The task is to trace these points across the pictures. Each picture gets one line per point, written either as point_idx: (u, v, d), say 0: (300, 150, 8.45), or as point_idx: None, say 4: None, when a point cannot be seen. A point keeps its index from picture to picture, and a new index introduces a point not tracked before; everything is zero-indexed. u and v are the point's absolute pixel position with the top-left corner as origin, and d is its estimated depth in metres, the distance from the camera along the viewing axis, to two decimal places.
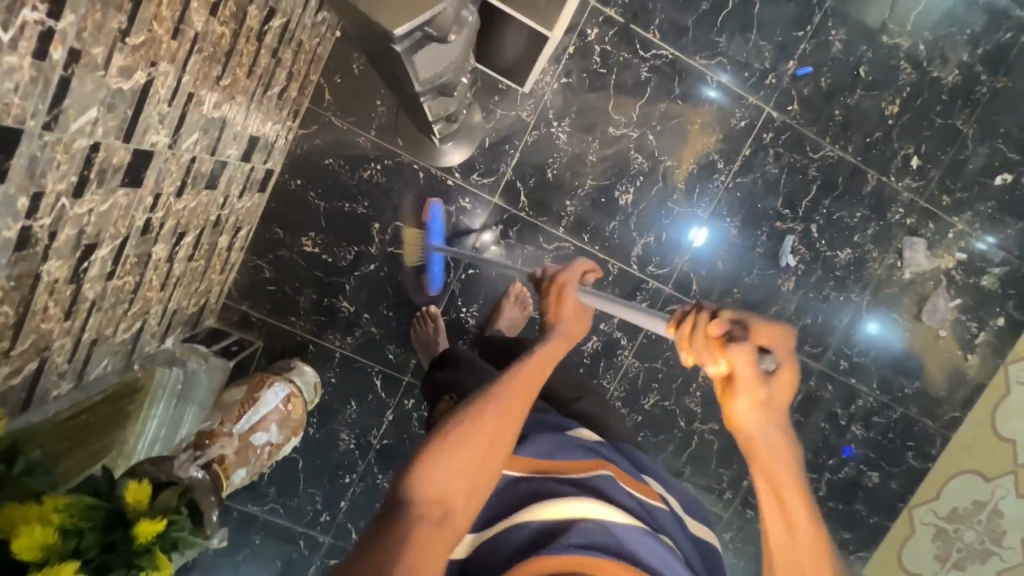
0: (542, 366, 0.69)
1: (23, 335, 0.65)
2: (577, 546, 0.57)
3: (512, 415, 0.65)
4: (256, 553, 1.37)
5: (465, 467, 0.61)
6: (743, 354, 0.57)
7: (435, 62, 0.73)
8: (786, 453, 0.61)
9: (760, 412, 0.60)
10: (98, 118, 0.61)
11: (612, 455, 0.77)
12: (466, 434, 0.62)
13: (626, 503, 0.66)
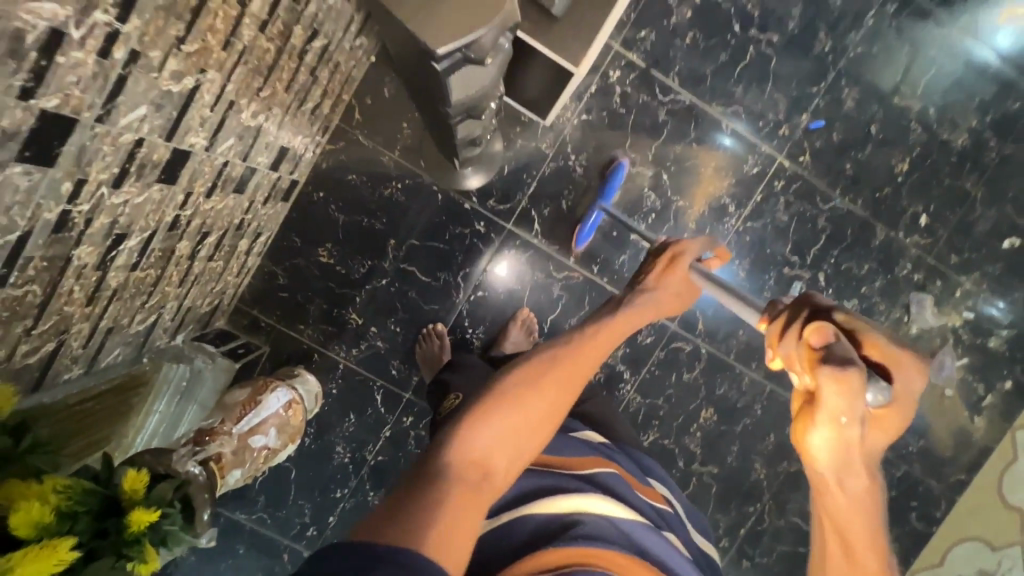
0: (618, 331, 0.71)
1: (46, 315, 0.67)
2: (583, 538, 0.57)
3: (579, 371, 0.66)
4: (237, 564, 1.34)
5: (524, 412, 0.61)
6: (835, 376, 0.54)
7: (472, 85, 0.75)
8: (868, 500, 0.59)
9: (851, 456, 0.57)
10: (146, 116, 0.65)
11: (619, 459, 0.80)
12: (529, 381, 0.63)
13: (632, 500, 0.69)
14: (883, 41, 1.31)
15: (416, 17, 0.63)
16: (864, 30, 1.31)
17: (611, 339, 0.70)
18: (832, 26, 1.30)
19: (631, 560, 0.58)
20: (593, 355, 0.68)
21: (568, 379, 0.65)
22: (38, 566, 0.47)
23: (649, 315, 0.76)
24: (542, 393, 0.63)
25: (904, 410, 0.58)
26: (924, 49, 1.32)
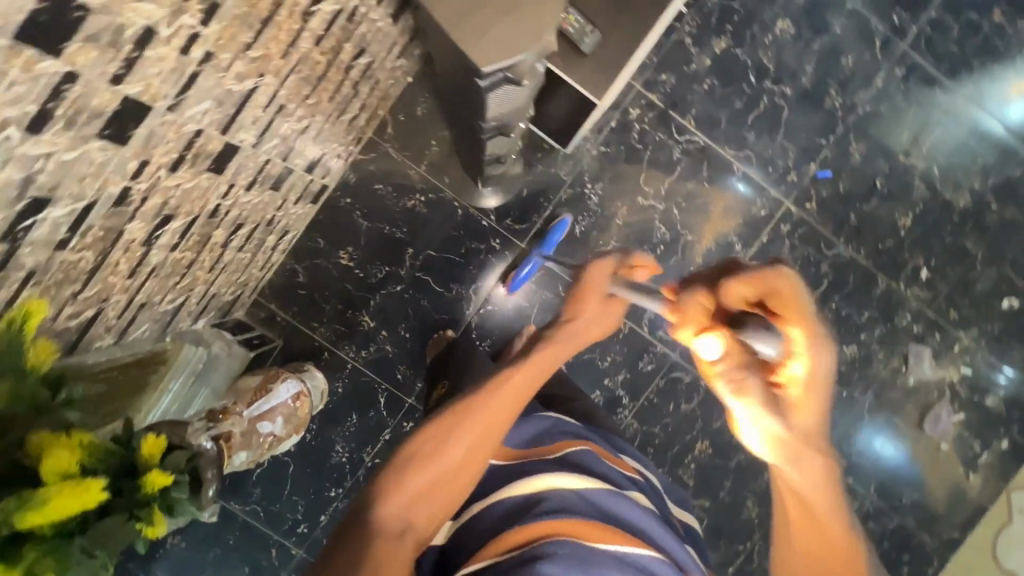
0: (534, 373, 0.71)
1: (93, 282, 0.73)
2: (552, 513, 0.63)
3: (500, 419, 0.68)
4: (226, 554, 1.36)
5: (443, 464, 0.65)
6: (725, 365, 0.60)
7: (507, 104, 0.83)
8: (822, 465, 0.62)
9: (794, 448, 0.62)
10: (208, 110, 0.72)
11: (592, 437, 0.82)
12: (448, 434, 0.66)
13: (601, 472, 0.73)
14: (890, 102, 1.39)
15: (468, 37, 0.69)
16: (872, 90, 1.38)
17: (534, 381, 0.71)
18: (843, 84, 1.38)
19: (595, 526, 0.62)
20: (516, 402, 0.69)
21: (489, 430, 0.67)
22: (76, 499, 0.51)
23: (579, 344, 0.76)
24: (461, 447, 0.66)
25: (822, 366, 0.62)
26: (929, 113, 1.39)
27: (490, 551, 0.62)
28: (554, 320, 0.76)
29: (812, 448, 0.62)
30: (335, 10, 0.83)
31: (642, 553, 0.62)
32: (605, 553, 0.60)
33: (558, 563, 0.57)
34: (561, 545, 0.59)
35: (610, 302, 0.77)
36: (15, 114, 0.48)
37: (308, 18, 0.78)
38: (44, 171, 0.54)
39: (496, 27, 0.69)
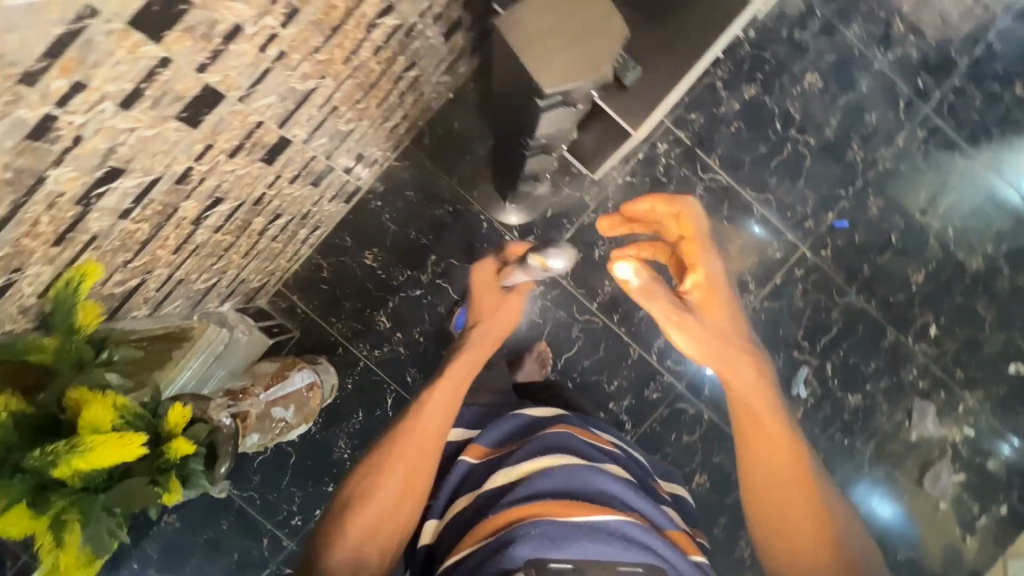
0: (444, 396, 0.84)
1: (143, 253, 0.77)
2: (523, 498, 0.66)
3: (432, 429, 0.80)
4: (218, 539, 1.37)
5: (386, 488, 0.75)
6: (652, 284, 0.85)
7: (554, 125, 0.88)
8: (744, 357, 0.83)
9: (723, 352, 0.83)
10: (272, 104, 0.76)
11: (570, 420, 0.83)
12: (386, 465, 0.77)
13: (570, 446, 0.74)
14: (910, 161, 1.43)
15: (537, 60, 0.75)
16: (894, 148, 1.43)
17: (455, 390, 0.85)
18: (865, 140, 1.42)
19: (567, 504, 0.64)
20: (444, 410, 0.82)
21: (420, 454, 0.78)
22: (119, 450, 0.56)
23: (486, 349, 0.94)
24: (399, 470, 0.77)
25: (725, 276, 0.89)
26: (947, 175, 1.43)
27: (471, 537, 0.67)
28: (463, 337, 0.95)
29: (739, 351, 0.83)
30: (396, 24, 0.89)
31: (612, 519, 0.63)
32: (577, 526, 0.61)
33: (529, 545, 0.60)
34: (531, 527, 0.62)
35: (506, 301, 0.97)
36: (112, 90, 0.52)
37: (372, 29, 0.84)
38: (125, 145, 0.59)
39: (563, 53, 0.75)
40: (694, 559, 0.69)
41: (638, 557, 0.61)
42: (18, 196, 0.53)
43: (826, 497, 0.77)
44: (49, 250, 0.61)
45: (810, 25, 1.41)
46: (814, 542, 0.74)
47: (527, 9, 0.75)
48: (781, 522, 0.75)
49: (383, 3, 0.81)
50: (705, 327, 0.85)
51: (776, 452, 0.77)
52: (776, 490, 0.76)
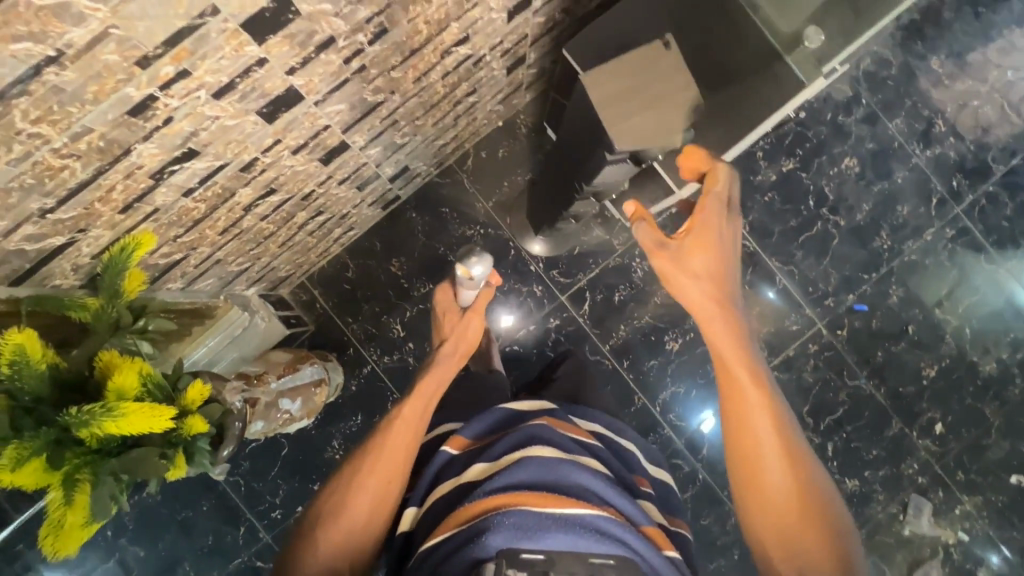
0: (416, 410, 0.84)
1: (194, 230, 0.80)
2: (498, 488, 0.63)
3: (400, 442, 0.79)
4: (196, 518, 1.37)
5: (354, 511, 0.74)
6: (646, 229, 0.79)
7: (610, 178, 0.92)
8: (720, 317, 0.74)
9: (701, 306, 0.74)
10: (341, 111, 0.80)
11: (552, 410, 0.80)
12: (353, 487, 0.76)
13: (549, 438, 0.71)
14: (936, 257, 1.45)
15: (613, 117, 0.79)
16: (921, 242, 1.45)
17: (422, 405, 0.85)
18: (894, 229, 1.45)
19: (543, 495, 0.62)
20: (413, 422, 0.82)
21: (392, 469, 0.76)
22: (150, 419, 0.59)
23: (452, 366, 0.96)
24: (369, 485, 0.75)
25: (733, 222, 0.79)
26: (970, 277, 1.45)
27: (443, 525, 0.64)
28: (432, 357, 0.98)
29: (718, 306, 0.74)
30: (467, 54, 0.93)
31: (586, 511, 0.61)
32: (551, 518, 0.60)
33: (501, 534, 0.59)
34: (505, 516, 0.60)
35: (464, 319, 1.03)
36: (211, 81, 0.55)
37: (446, 55, 0.88)
38: (207, 130, 0.62)
39: (637, 113, 0.79)
40: (668, 554, 0.66)
41: (612, 549, 0.60)
42: (103, 163, 0.56)
43: (801, 459, 0.71)
44: (114, 216, 0.64)
45: (854, 112, 1.45)
46: (788, 506, 0.70)
47: (609, 69, 0.80)
48: (752, 490, 0.71)
49: (461, 33, 0.85)
50: (685, 273, 0.75)
51: (746, 417, 0.71)
52: (747, 457, 0.71)
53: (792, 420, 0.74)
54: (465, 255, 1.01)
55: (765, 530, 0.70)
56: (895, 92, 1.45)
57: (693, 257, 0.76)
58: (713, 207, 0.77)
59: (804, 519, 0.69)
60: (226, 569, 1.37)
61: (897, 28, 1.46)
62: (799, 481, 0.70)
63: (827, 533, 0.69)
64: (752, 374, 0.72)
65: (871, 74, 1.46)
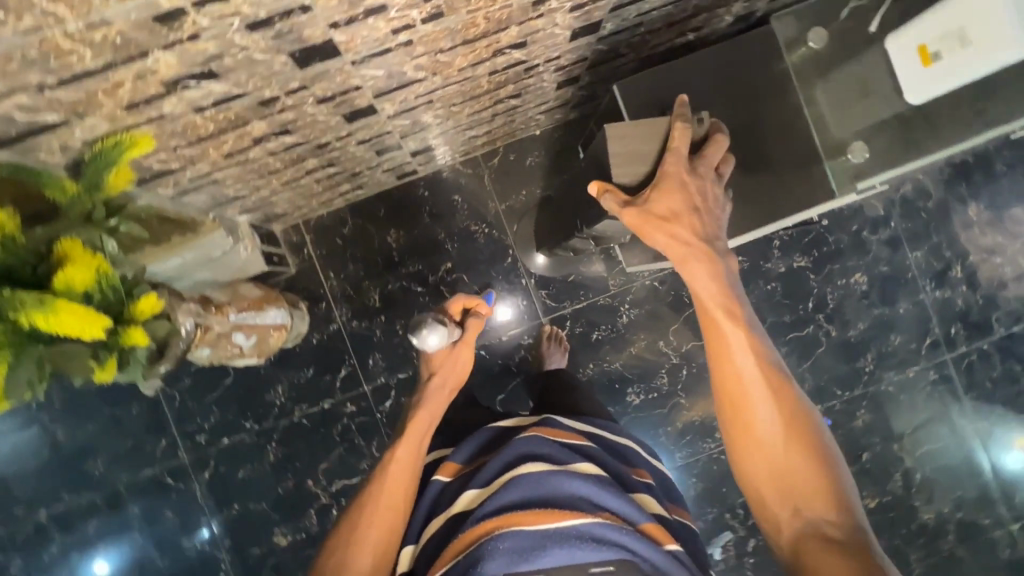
0: (406, 455, 0.91)
1: (197, 146, 0.78)
2: (491, 511, 0.72)
3: (396, 491, 0.88)
4: (123, 417, 1.37)
5: (358, 565, 0.83)
6: (611, 200, 0.76)
7: (614, 226, 0.94)
8: (701, 258, 0.74)
9: (677, 251, 0.74)
10: (378, 77, 0.78)
11: (546, 421, 0.89)
12: (356, 543, 0.84)
13: (536, 452, 0.80)
14: (911, 395, 1.45)
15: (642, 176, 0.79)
16: (902, 376, 1.45)
17: (414, 450, 0.92)
18: (881, 355, 1.44)
19: (539, 513, 0.70)
20: (408, 466, 0.90)
21: (391, 512, 0.86)
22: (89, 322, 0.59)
23: (441, 402, 0.99)
24: (372, 533, 0.85)
25: (702, 168, 0.77)
26: (937, 424, 1.45)
27: (447, 555, 0.73)
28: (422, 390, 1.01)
29: (699, 245, 0.74)
30: (521, 59, 0.92)
31: (580, 522, 0.70)
32: (547, 538, 0.68)
33: (499, 560, 0.67)
34: (502, 541, 0.69)
35: (454, 352, 1.02)
36: (247, 11, 0.54)
37: (499, 55, 0.86)
38: (233, 57, 0.60)
39: (648, 171, 0.78)
40: (669, 548, 0.73)
41: (608, 555, 0.68)
42: (115, 58, 0.54)
43: (781, 387, 0.73)
44: (116, 110, 0.63)
45: (880, 231, 1.44)
46: (775, 434, 0.72)
47: (634, 128, 0.78)
48: (736, 426, 0.73)
49: (520, 38, 0.84)
50: (658, 222, 0.73)
51: (724, 353, 0.74)
52: (729, 391, 0.74)
53: (770, 348, 0.76)
54: (416, 325, 0.99)
55: (754, 463, 0.72)
56: (925, 225, 1.45)
57: (665, 196, 0.74)
58: (677, 164, 0.75)
59: (793, 442, 0.71)
60: (136, 475, 1.37)
61: (947, 164, 1.45)
62: (783, 406, 0.72)
63: (818, 457, 0.70)
64: (729, 310, 0.74)
65: (908, 200, 1.45)
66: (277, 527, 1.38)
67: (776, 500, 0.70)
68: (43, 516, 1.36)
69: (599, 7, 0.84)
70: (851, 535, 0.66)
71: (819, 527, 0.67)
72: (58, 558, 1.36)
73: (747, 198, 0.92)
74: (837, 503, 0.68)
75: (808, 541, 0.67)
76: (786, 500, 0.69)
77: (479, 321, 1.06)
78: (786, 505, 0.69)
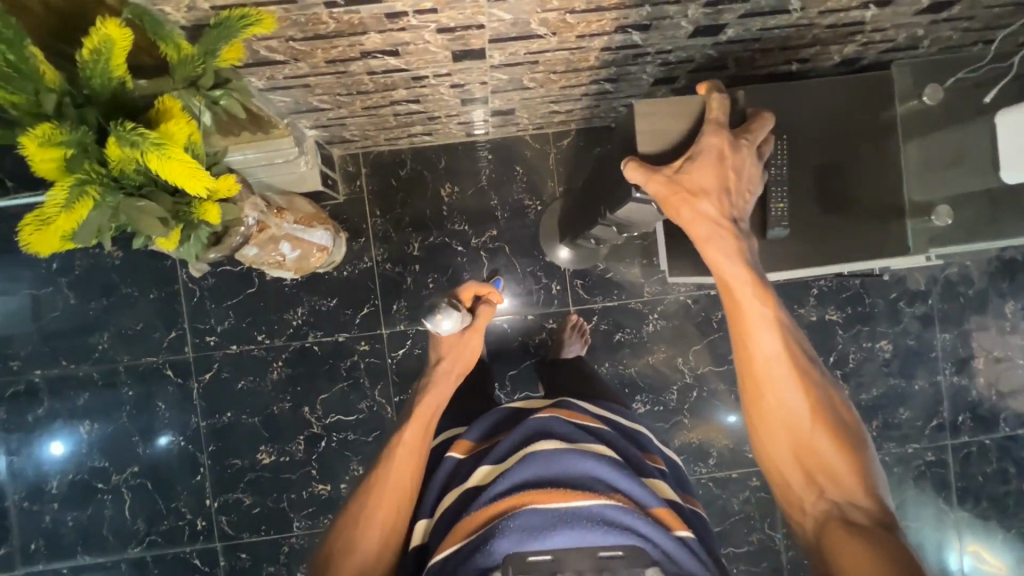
0: (412, 439, 0.92)
1: (308, 43, 0.77)
2: (503, 490, 0.73)
3: (404, 472, 0.88)
4: (138, 300, 1.36)
5: (366, 543, 0.85)
6: (642, 173, 0.76)
7: (636, 214, 0.93)
8: (726, 237, 0.74)
9: (701, 231, 0.74)
10: (503, 21, 0.78)
11: (564, 403, 0.90)
12: (364, 521, 0.86)
13: (553, 430, 0.81)
14: (904, 470, 1.46)
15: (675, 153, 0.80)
16: (900, 450, 1.46)
17: (421, 431, 0.93)
18: (885, 425, 1.46)
19: (550, 493, 0.71)
20: (415, 447, 0.91)
21: (399, 493, 0.87)
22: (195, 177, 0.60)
23: (449, 386, 1.00)
24: (379, 515, 0.86)
25: (745, 146, 0.75)
26: (921, 504, 1.46)
27: (455, 534, 0.74)
28: (431, 372, 1.02)
29: (724, 227, 0.75)
30: (636, 44, 0.92)
31: (591, 503, 0.70)
32: (556, 519, 0.69)
33: (509, 538, 0.68)
34: (513, 520, 0.69)
35: (462, 339, 1.02)
36: None
37: (620, 31, 0.86)
38: None
39: (678, 145, 0.80)
40: (679, 534, 0.72)
41: (617, 540, 0.68)
42: None
43: (804, 368, 0.75)
44: None
45: (916, 305, 1.45)
46: (799, 419, 0.74)
47: (665, 105, 0.80)
48: (762, 413, 0.75)
49: (646, 21, 0.83)
50: (684, 199, 0.74)
51: (751, 336, 0.74)
52: (755, 376, 0.75)
53: (795, 331, 0.77)
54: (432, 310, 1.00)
55: (777, 446, 0.75)
56: (960, 310, 1.46)
57: (700, 169, 0.74)
58: (719, 138, 0.75)
59: (817, 426, 0.74)
60: (138, 359, 1.36)
61: (998, 258, 1.46)
62: (809, 390, 0.75)
63: (842, 442, 0.73)
64: (759, 292, 0.74)
65: (950, 282, 1.46)
66: (263, 445, 1.38)
67: (801, 482, 0.74)
68: (36, 376, 1.35)
69: (731, 10, 0.84)
70: (875, 517, 0.70)
71: (842, 509, 0.72)
72: (42, 420, 1.35)
73: (825, 236, 0.92)
74: (861, 487, 0.72)
75: (831, 523, 0.71)
76: (811, 483, 0.74)
77: (489, 309, 1.06)
78: (812, 489, 0.73)
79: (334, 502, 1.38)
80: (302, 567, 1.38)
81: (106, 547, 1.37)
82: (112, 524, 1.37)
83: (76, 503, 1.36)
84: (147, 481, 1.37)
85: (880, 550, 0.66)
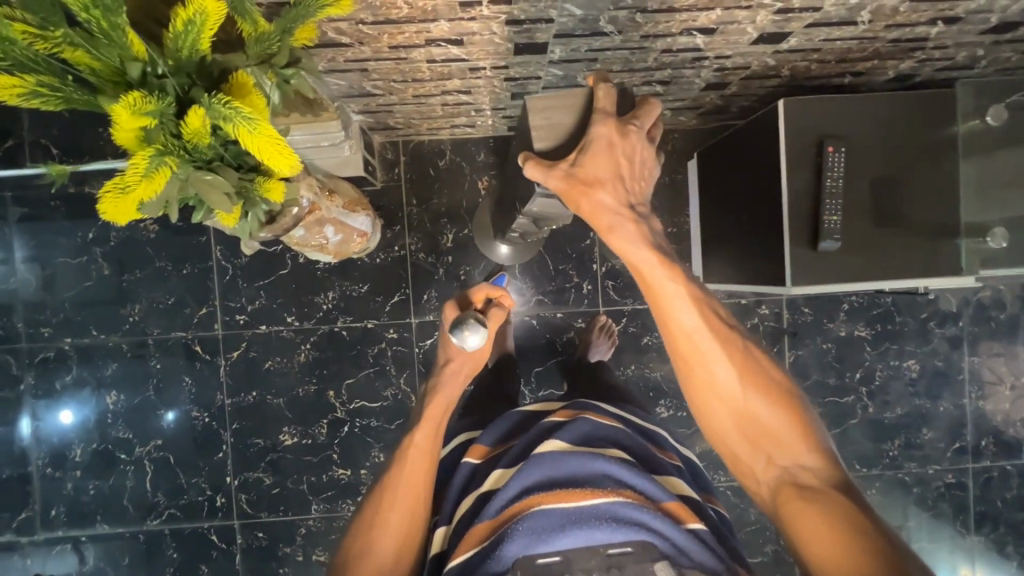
0: (422, 440, 0.90)
1: (377, 27, 0.77)
2: (513, 496, 0.72)
3: (416, 475, 0.86)
4: (171, 274, 1.36)
5: (382, 549, 0.82)
6: (537, 168, 0.68)
7: (549, 208, 0.91)
8: (625, 222, 0.67)
9: (601, 219, 0.67)
10: (573, 17, 0.77)
11: (579, 403, 0.89)
12: (379, 525, 0.83)
13: (561, 430, 0.79)
14: (924, 491, 1.46)
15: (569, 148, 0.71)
16: (921, 470, 1.45)
17: (432, 434, 0.91)
18: (908, 445, 1.45)
19: (558, 493, 0.70)
20: (427, 449, 0.89)
21: (414, 498, 0.85)
22: (278, 154, 0.60)
23: (458, 386, 0.98)
24: (394, 519, 0.83)
25: (635, 131, 0.67)
26: (938, 526, 1.46)
27: (467, 541, 0.72)
28: (439, 372, 1.00)
29: (626, 214, 0.67)
30: (697, 46, 0.91)
31: (601, 501, 0.68)
32: (565, 522, 0.67)
33: (517, 542, 0.67)
34: (522, 523, 0.68)
35: None
36: None
37: (684, 34, 0.86)
38: None
39: (574, 138, 0.71)
40: (691, 527, 0.70)
41: (628, 536, 0.66)
42: None
43: (726, 336, 0.68)
44: None
45: (946, 326, 1.45)
46: (730, 389, 0.68)
47: (553, 98, 0.71)
48: (696, 388, 0.68)
49: (713, 24, 0.83)
50: (585, 189, 0.66)
51: (669, 314, 0.67)
52: (681, 353, 0.68)
53: (714, 301, 0.70)
54: (461, 322, 0.93)
55: (717, 420, 0.69)
56: (990, 333, 1.45)
57: (595, 160, 0.66)
58: (608, 127, 0.66)
59: (751, 393, 0.67)
60: (168, 333, 1.37)
61: None
62: (736, 358, 0.68)
63: (778, 402, 0.68)
64: (670, 270, 0.67)
65: (982, 305, 1.45)
66: (286, 427, 1.38)
67: (747, 452, 0.68)
68: (66, 344, 1.36)
69: (798, 19, 0.83)
70: (824, 475, 0.65)
71: (791, 473, 0.66)
72: (70, 388, 1.36)
73: (878, 250, 0.92)
74: (806, 445, 0.67)
75: (785, 489, 0.65)
76: (757, 451, 0.67)
77: (502, 312, 1.04)
78: (760, 455, 0.67)
79: (354, 486, 1.39)
80: (318, 550, 1.39)
81: (126, 517, 1.38)
82: (133, 495, 1.37)
83: (98, 472, 1.37)
84: (169, 455, 1.37)
85: (836, 511, 0.62)
